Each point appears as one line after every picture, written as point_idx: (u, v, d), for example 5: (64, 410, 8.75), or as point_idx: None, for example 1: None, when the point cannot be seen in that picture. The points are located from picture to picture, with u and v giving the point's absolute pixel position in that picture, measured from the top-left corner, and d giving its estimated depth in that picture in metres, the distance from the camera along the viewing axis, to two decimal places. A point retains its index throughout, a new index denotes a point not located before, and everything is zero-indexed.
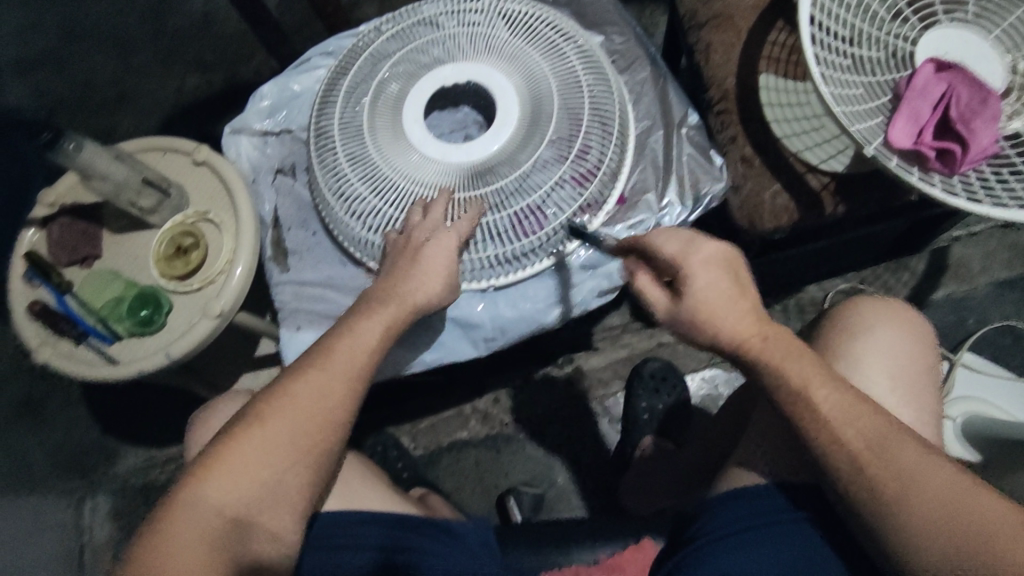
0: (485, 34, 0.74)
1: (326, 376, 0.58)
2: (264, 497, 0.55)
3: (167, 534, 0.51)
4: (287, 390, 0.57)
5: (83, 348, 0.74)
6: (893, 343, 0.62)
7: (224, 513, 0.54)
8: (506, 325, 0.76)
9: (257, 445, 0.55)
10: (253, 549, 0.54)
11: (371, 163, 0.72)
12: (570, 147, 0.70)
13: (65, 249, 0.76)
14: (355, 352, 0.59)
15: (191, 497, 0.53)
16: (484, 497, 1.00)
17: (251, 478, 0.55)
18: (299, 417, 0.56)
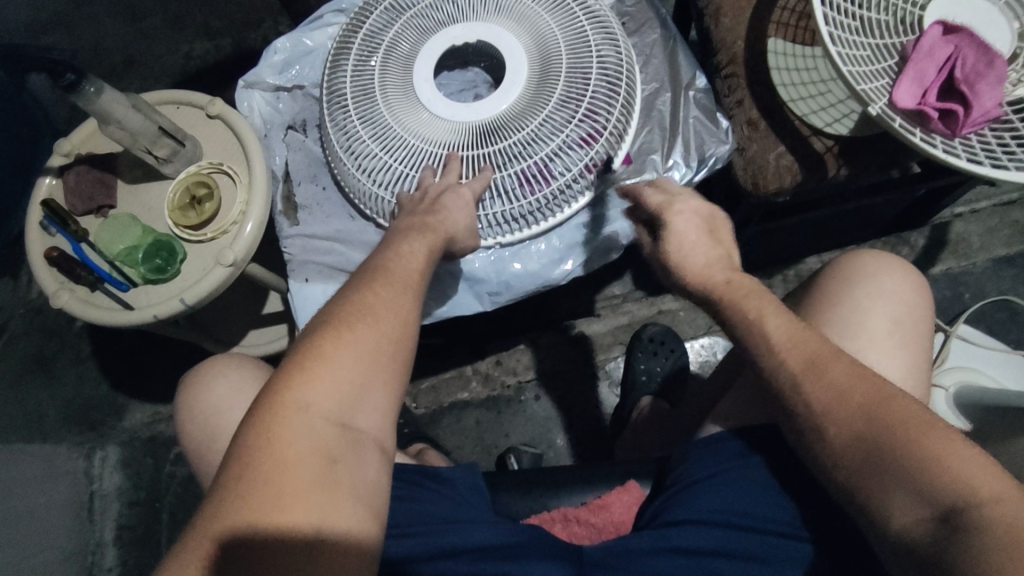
0: None
1: (392, 283, 0.54)
2: (360, 403, 0.48)
3: (262, 451, 0.44)
4: (357, 297, 0.52)
5: (100, 294, 0.75)
6: (887, 291, 0.64)
7: (328, 422, 0.47)
8: (511, 280, 0.77)
9: (344, 351, 0.49)
10: (363, 463, 0.47)
11: (382, 118, 0.73)
12: (578, 107, 0.71)
13: (80, 198, 0.77)
14: (413, 262, 0.57)
15: (283, 410, 0.46)
16: (484, 456, 1.02)
17: (341, 386, 0.48)
18: (379, 318, 0.51)
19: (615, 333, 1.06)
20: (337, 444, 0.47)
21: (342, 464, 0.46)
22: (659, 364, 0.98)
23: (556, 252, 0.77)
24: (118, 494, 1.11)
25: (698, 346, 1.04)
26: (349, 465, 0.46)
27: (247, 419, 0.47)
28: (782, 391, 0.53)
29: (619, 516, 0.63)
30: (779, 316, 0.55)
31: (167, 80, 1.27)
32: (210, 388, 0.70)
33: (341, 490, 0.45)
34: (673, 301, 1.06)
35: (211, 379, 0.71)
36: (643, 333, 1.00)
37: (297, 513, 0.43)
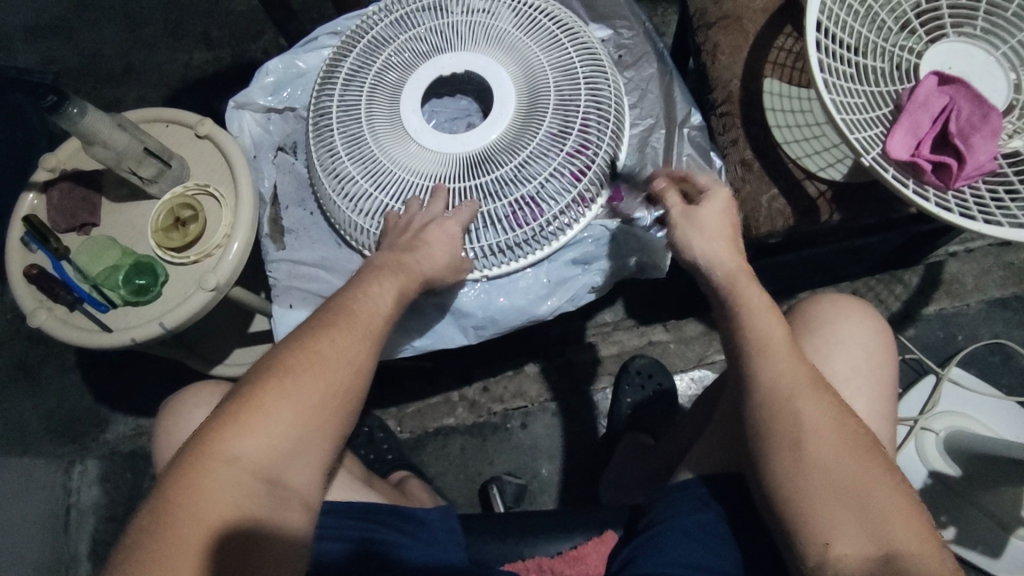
0: (486, 23, 0.74)
1: (348, 331, 0.53)
2: (292, 459, 0.48)
3: (181, 509, 0.44)
4: (312, 342, 0.51)
5: (77, 313, 0.74)
6: (854, 334, 0.63)
7: (256, 478, 0.47)
8: (496, 315, 0.76)
9: (284, 403, 0.48)
10: (286, 520, 0.48)
11: (367, 149, 0.72)
12: (566, 142, 0.70)
13: (64, 214, 0.77)
14: (375, 309, 0.56)
15: (210, 462, 0.46)
16: (468, 483, 1.00)
17: (276, 441, 0.48)
18: (330, 370, 0.50)
19: (604, 362, 1.04)
20: (262, 501, 0.47)
21: (262, 524, 0.47)
22: (644, 395, 0.97)
23: (542, 288, 0.76)
24: (93, 508, 1.08)
25: (688, 379, 1.03)
26: (271, 522, 0.47)
27: (173, 464, 0.46)
28: (766, 446, 0.51)
29: (594, 569, 0.60)
30: (780, 366, 0.52)
31: (164, 89, 1.26)
32: (190, 421, 0.69)
33: (260, 554, 0.46)
34: (663, 332, 1.05)
35: (191, 411, 0.70)
36: (631, 365, 0.99)
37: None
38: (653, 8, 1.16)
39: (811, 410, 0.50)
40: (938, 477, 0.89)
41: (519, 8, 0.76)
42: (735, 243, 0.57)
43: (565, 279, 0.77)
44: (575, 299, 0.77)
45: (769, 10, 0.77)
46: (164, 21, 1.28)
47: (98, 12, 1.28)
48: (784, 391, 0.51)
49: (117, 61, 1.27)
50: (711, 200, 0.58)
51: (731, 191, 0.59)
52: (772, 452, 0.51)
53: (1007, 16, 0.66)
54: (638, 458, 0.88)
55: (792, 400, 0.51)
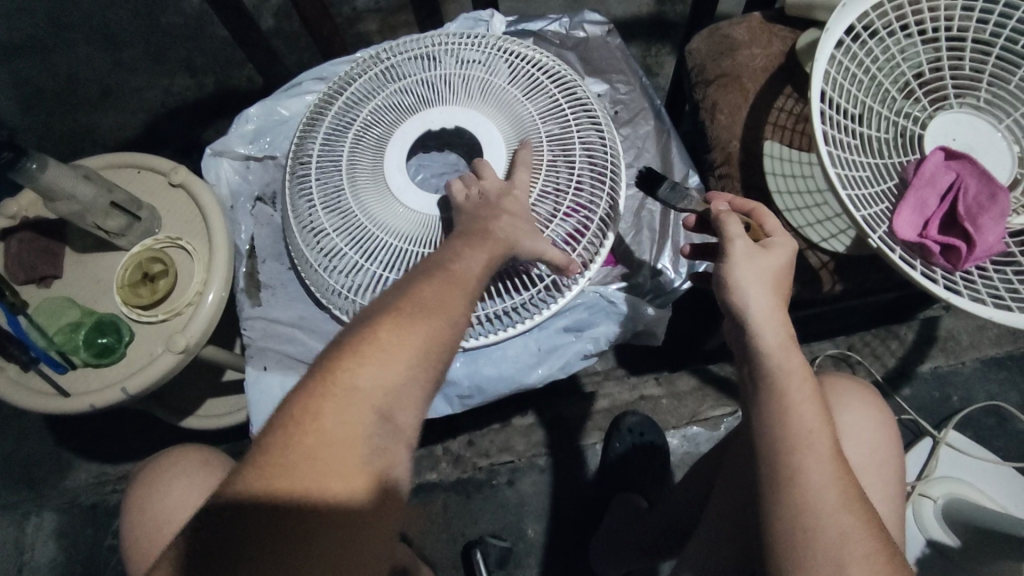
0: (480, 76, 0.71)
1: (451, 282, 0.49)
2: (402, 396, 0.44)
3: (296, 452, 0.39)
4: (416, 290, 0.48)
5: (32, 375, 0.69)
6: (860, 425, 0.61)
7: (369, 414, 0.42)
8: (483, 383, 0.72)
9: (397, 336, 0.44)
10: (393, 458, 0.43)
11: (346, 207, 0.68)
12: (559, 205, 0.67)
13: (23, 266, 0.72)
14: (470, 270, 0.52)
15: (330, 394, 0.41)
16: (451, 544, 0.95)
17: (389, 374, 0.43)
18: (437, 312, 0.47)
19: (594, 417, 1.00)
20: (374, 434, 0.42)
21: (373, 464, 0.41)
22: (632, 455, 0.94)
23: (533, 356, 0.73)
24: (49, 565, 1.01)
25: (681, 436, 0.99)
26: (382, 460, 0.42)
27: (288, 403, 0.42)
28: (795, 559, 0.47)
29: None
30: (819, 470, 0.47)
31: (143, 116, 1.21)
32: (175, 485, 0.66)
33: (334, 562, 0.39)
34: (655, 386, 1.02)
35: (178, 475, 0.67)
36: (621, 423, 0.96)
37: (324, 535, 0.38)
38: (647, 49, 1.14)
39: (853, 524, 0.46)
40: (936, 545, 0.86)
41: (516, 61, 0.73)
42: (783, 301, 0.52)
43: (556, 346, 0.73)
44: (568, 365, 0.73)
45: (768, 70, 0.76)
46: (143, 45, 1.22)
47: (73, 32, 1.22)
48: (822, 497, 0.46)
49: (91, 86, 1.21)
50: (777, 247, 0.53)
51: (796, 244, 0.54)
52: (804, 566, 0.46)
53: (1010, 88, 0.64)
54: (631, 522, 0.85)
55: (830, 517, 0.46)
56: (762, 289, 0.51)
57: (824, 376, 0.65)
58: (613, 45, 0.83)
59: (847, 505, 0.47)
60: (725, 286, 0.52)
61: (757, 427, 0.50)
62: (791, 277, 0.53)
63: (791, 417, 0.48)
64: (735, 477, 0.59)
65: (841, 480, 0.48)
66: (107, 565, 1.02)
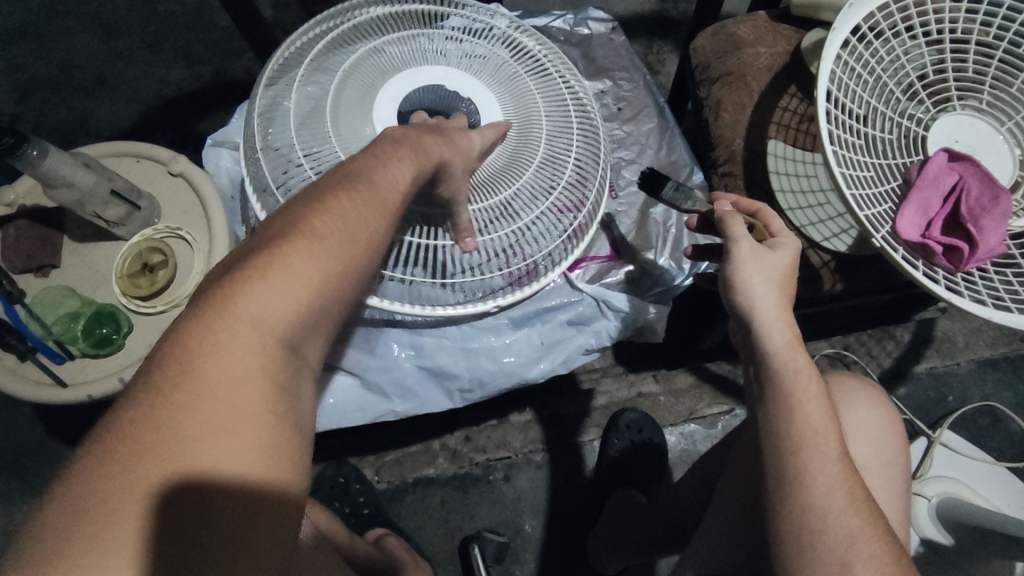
0: (488, 53, 0.71)
1: (370, 199, 0.45)
2: (312, 322, 0.40)
3: (190, 399, 0.34)
4: (330, 204, 0.43)
5: (28, 365, 0.68)
6: (866, 425, 0.61)
7: (274, 345, 0.38)
8: (484, 377, 0.72)
9: (305, 256, 0.40)
10: (303, 390, 0.40)
11: (319, 133, 0.64)
12: (554, 181, 0.67)
13: (21, 255, 0.71)
14: (395, 185, 0.48)
15: (226, 328, 0.37)
16: (448, 538, 0.95)
17: (295, 298, 0.39)
18: (350, 235, 0.43)
19: (592, 413, 1.00)
20: (280, 366, 0.38)
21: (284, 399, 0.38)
22: (632, 452, 0.94)
23: (535, 350, 0.73)
24: None
25: (679, 433, 0.99)
26: (291, 394, 0.39)
27: (171, 343, 0.36)
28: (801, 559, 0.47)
29: None
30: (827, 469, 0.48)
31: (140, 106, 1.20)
32: None
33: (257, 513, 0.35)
34: (653, 383, 1.02)
35: None
36: (620, 419, 0.96)
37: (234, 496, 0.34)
38: (649, 46, 1.14)
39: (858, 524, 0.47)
40: (929, 544, 0.86)
41: (522, 44, 0.73)
42: (789, 301, 0.52)
43: (558, 340, 0.74)
44: (568, 360, 0.74)
45: (772, 68, 0.76)
46: (140, 33, 1.21)
47: (69, 19, 1.21)
48: (829, 497, 0.47)
49: (84, 73, 1.19)
50: (782, 248, 0.53)
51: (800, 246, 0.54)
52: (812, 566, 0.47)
53: (1012, 91, 0.64)
54: (629, 518, 0.85)
55: (835, 519, 0.47)
56: (769, 289, 0.51)
57: (828, 376, 0.66)
58: (617, 42, 0.83)
59: (853, 506, 0.48)
60: (732, 284, 0.52)
61: (764, 425, 0.50)
62: (795, 279, 0.54)
63: (798, 416, 0.49)
64: (739, 477, 0.59)
65: (848, 479, 0.48)
66: None
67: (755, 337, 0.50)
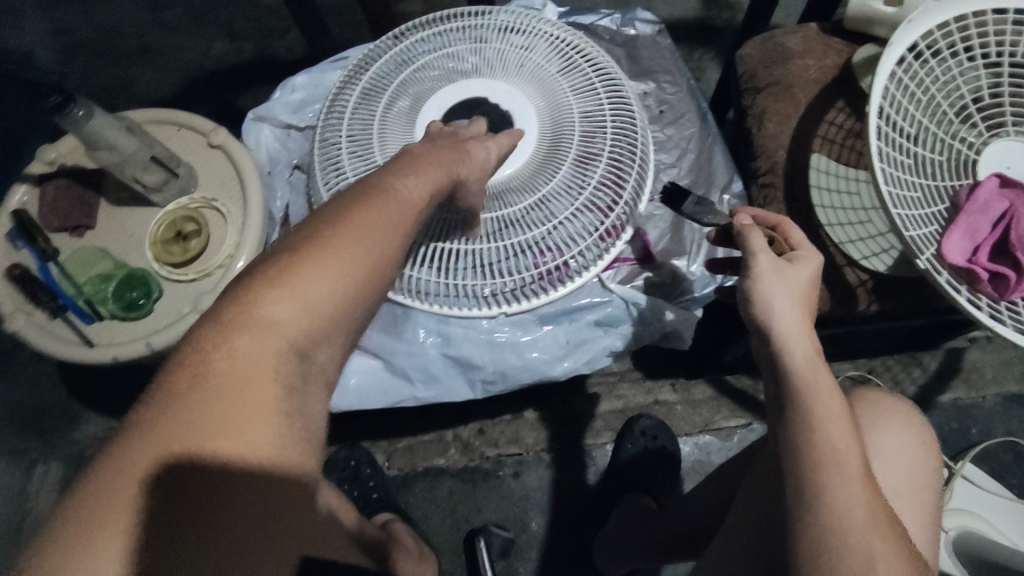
0: (524, 57, 0.72)
1: (388, 210, 0.44)
2: (326, 335, 0.40)
3: (198, 410, 0.35)
4: (350, 215, 0.42)
5: (58, 322, 0.69)
6: (894, 444, 0.60)
7: (285, 359, 0.38)
8: (508, 371, 0.72)
9: (319, 272, 0.39)
10: (312, 402, 0.40)
11: (368, 156, 0.68)
12: (585, 182, 0.66)
13: (58, 214, 0.72)
14: (415, 196, 0.47)
15: (237, 339, 0.37)
16: (453, 530, 0.95)
17: (307, 314, 0.39)
18: (369, 246, 0.42)
19: (608, 417, 1.00)
20: (290, 380, 0.38)
21: (288, 412, 0.38)
22: (645, 457, 0.93)
23: (561, 347, 0.73)
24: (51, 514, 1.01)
25: (693, 444, 0.98)
26: (298, 408, 0.39)
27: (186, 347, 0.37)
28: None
29: None
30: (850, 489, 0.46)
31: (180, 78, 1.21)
32: None
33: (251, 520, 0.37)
34: (671, 392, 1.01)
35: None
36: (636, 424, 0.95)
37: (227, 501, 0.36)
38: (690, 52, 1.13)
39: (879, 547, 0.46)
40: None
41: (560, 46, 0.73)
42: (810, 314, 0.52)
43: (583, 340, 0.73)
44: (593, 360, 0.73)
45: (821, 81, 0.75)
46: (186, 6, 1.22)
47: None
48: (852, 519, 0.46)
49: (130, 40, 1.17)
50: (803, 262, 0.52)
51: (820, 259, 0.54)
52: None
53: None
54: (638, 522, 0.84)
55: (855, 536, 0.46)
56: (788, 303, 0.50)
57: (858, 393, 0.65)
58: (662, 45, 0.82)
59: (874, 526, 0.47)
60: (751, 297, 0.51)
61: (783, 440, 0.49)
62: (815, 294, 0.53)
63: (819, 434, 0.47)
64: (756, 492, 0.58)
65: (869, 499, 0.47)
66: None
67: (776, 353, 0.50)
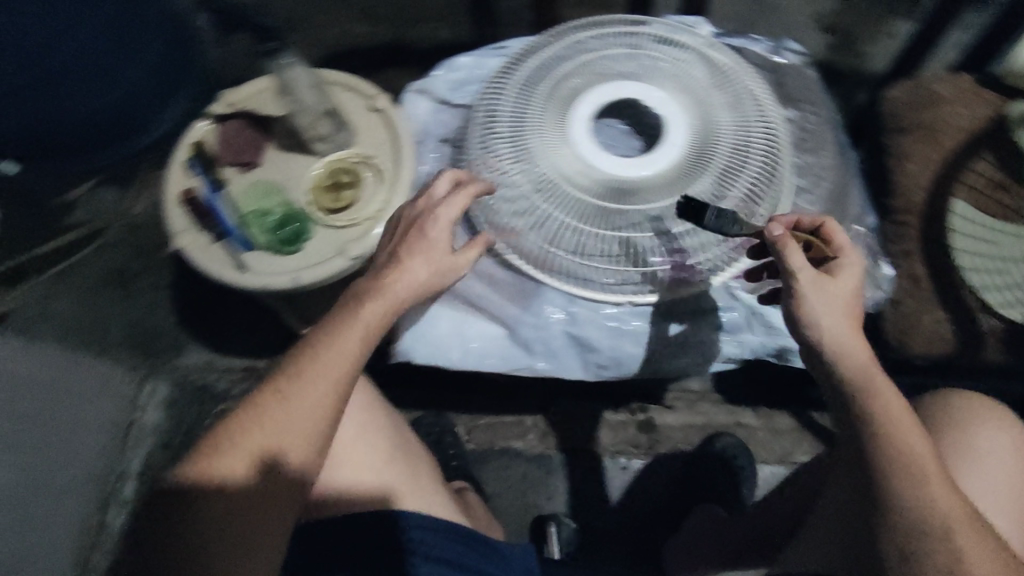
0: (680, 72, 0.76)
1: (340, 343, 0.57)
2: (288, 450, 0.55)
3: (195, 500, 0.53)
4: (306, 355, 0.57)
5: (217, 247, 0.76)
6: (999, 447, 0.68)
7: (254, 468, 0.54)
8: (623, 358, 0.75)
9: (279, 409, 0.55)
10: (279, 495, 0.55)
11: (523, 138, 0.72)
12: (723, 194, 0.70)
13: (232, 151, 0.79)
14: (368, 322, 0.58)
15: (224, 452, 0.54)
16: (521, 512, 0.98)
17: (269, 440, 0.54)
18: (320, 375, 0.56)
19: (688, 430, 1.01)
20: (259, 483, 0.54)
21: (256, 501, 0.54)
22: (719, 472, 0.96)
23: (678, 344, 0.75)
24: (153, 430, 1.10)
25: (766, 475, 0.98)
26: (265, 498, 0.54)
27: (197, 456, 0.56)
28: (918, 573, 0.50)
29: None
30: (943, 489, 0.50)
31: None
32: None
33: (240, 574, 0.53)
34: (753, 418, 1.01)
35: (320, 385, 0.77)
36: (717, 440, 0.98)
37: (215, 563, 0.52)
38: None
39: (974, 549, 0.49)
40: None
41: (715, 65, 0.76)
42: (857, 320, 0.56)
43: (700, 341, 0.75)
44: (704, 363, 0.76)
45: (967, 131, 0.76)
46: None
47: None
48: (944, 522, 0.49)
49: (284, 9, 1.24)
50: (847, 268, 0.56)
51: (862, 260, 0.58)
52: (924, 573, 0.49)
53: None
54: (711, 531, 0.86)
55: (958, 525, 0.49)
56: (836, 315, 0.54)
57: (968, 399, 0.70)
58: (808, 76, 0.83)
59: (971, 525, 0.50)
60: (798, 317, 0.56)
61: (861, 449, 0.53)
62: (861, 299, 0.57)
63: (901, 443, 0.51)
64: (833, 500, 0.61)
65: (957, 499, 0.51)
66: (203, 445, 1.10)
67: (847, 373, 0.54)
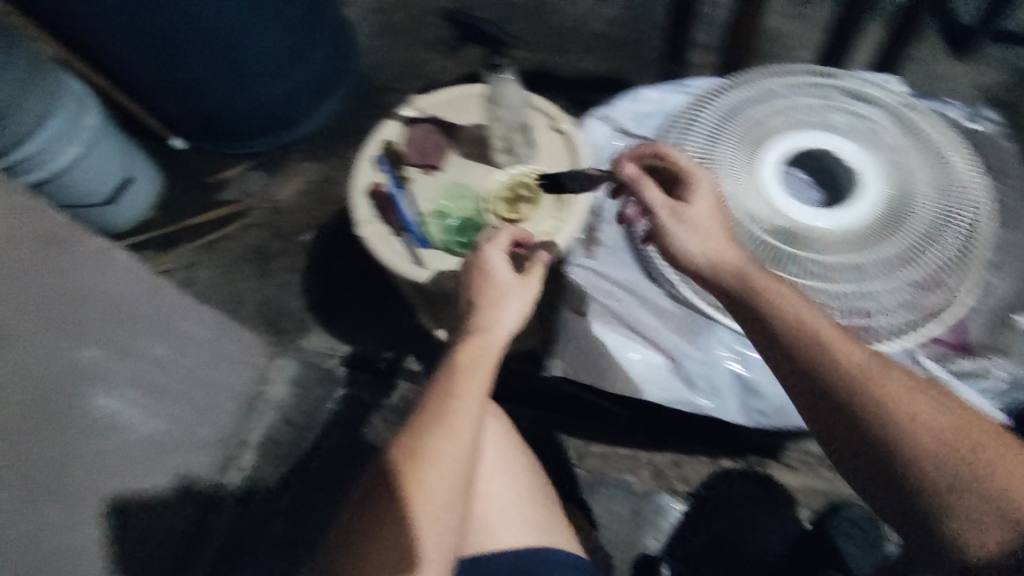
0: (878, 128, 0.74)
1: (473, 374, 0.64)
2: (445, 477, 0.63)
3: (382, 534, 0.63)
4: (445, 388, 0.64)
5: (397, 240, 0.80)
6: None
7: (421, 499, 0.62)
8: (789, 409, 0.73)
9: (432, 443, 0.62)
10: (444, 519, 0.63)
11: (711, 176, 0.73)
12: (913, 260, 0.68)
13: (418, 151, 0.83)
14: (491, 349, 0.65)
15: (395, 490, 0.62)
16: (629, 548, 0.96)
17: (429, 474, 0.62)
18: (461, 402, 0.64)
19: (808, 494, 0.98)
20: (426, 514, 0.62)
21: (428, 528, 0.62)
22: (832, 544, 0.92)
23: None
24: (277, 405, 1.16)
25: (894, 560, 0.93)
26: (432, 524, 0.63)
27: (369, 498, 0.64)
28: None
29: None
30: None
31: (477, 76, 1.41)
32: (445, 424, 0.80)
33: None
34: None
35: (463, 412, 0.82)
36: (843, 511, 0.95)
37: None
38: None
39: None
40: None
41: (916, 124, 0.74)
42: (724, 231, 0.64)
43: None
44: None
45: None
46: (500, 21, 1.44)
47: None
48: None
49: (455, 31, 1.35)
50: (699, 197, 0.65)
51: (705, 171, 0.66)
52: None
53: None
54: None
55: None
56: (709, 241, 0.63)
57: None
58: (1004, 146, 0.80)
59: None
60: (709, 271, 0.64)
61: None
62: (719, 203, 0.66)
63: None
64: None
65: None
66: (320, 427, 1.15)
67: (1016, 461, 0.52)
